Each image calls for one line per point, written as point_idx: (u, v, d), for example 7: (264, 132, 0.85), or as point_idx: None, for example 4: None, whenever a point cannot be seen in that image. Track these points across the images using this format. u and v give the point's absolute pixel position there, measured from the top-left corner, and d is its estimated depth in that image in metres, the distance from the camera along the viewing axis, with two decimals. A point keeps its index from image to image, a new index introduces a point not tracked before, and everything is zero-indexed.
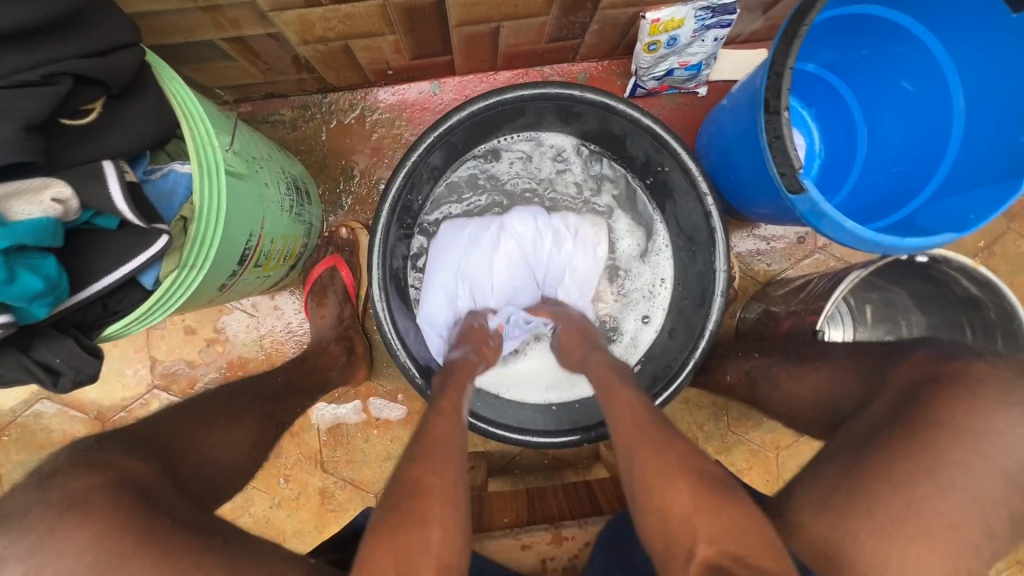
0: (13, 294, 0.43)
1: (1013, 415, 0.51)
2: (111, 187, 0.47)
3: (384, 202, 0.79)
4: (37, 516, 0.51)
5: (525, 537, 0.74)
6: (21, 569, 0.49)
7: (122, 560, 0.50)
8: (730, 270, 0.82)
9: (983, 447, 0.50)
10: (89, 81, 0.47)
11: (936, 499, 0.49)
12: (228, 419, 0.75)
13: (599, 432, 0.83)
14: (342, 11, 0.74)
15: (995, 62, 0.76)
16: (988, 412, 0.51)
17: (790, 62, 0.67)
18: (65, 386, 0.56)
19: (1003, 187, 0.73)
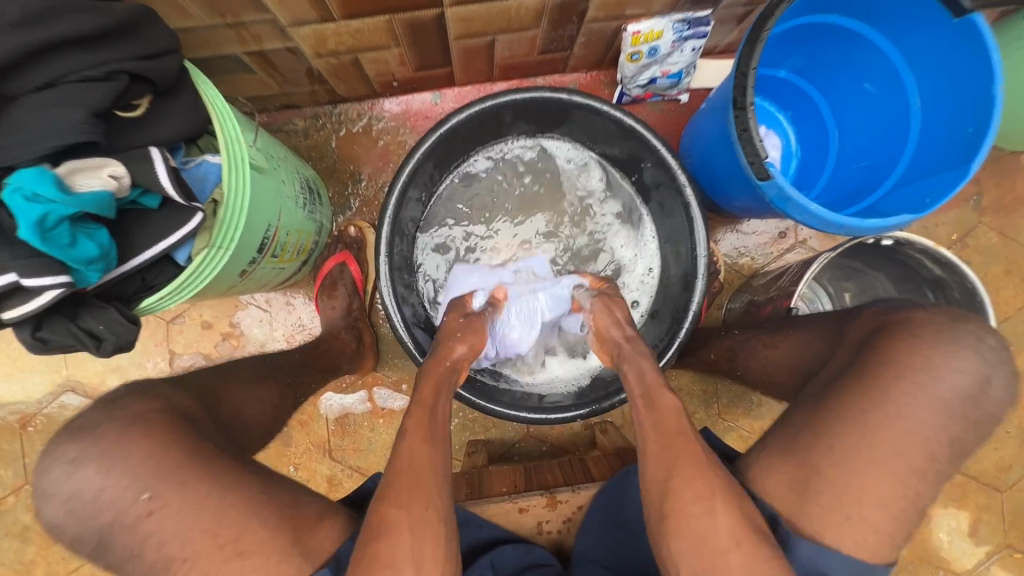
0: (73, 257, 0.50)
1: (951, 350, 0.57)
2: (156, 168, 0.55)
3: (389, 198, 0.86)
4: (102, 430, 0.58)
5: (521, 501, 0.80)
6: (92, 467, 0.56)
7: (171, 472, 0.56)
8: (710, 255, 0.88)
9: (921, 377, 0.55)
10: (139, 79, 0.55)
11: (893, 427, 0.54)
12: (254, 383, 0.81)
13: (594, 408, 0.86)
14: (352, 26, 0.82)
15: (944, 64, 0.83)
16: (927, 348, 0.57)
17: (753, 63, 0.75)
18: (106, 350, 0.62)
19: (955, 174, 0.80)
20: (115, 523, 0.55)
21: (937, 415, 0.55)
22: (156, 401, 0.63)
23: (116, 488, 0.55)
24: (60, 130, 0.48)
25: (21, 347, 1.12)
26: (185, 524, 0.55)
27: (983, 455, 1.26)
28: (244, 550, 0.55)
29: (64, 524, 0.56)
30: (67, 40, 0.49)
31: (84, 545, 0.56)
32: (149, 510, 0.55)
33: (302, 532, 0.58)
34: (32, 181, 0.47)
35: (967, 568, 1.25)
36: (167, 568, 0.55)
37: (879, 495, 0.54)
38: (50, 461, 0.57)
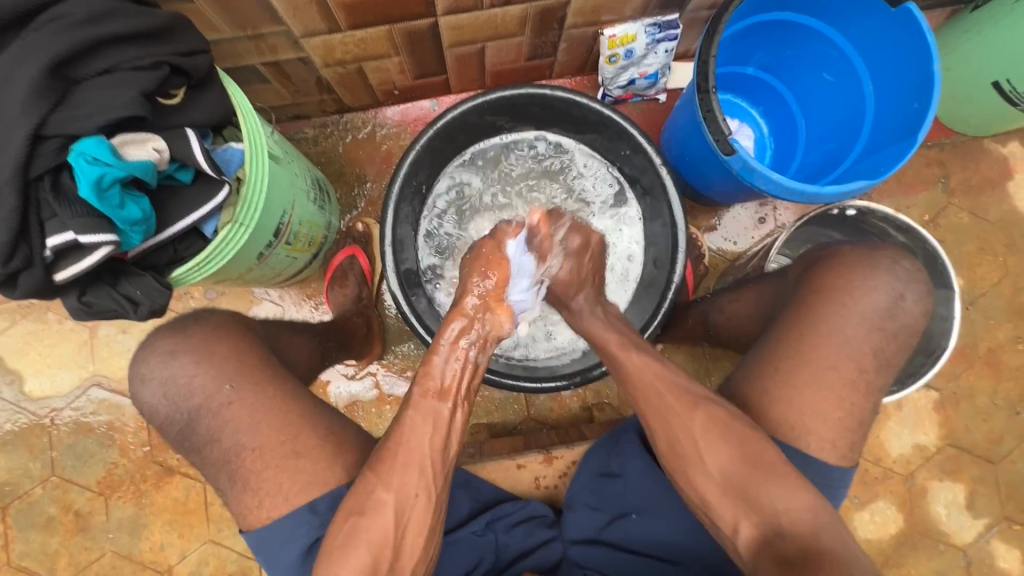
0: (121, 217, 0.60)
1: (868, 274, 0.73)
2: (191, 145, 0.65)
3: (392, 185, 0.93)
4: (194, 330, 0.75)
5: (519, 458, 0.89)
6: (188, 358, 0.72)
7: (249, 373, 0.73)
8: (688, 230, 0.94)
9: (844, 300, 0.72)
10: (177, 72, 0.65)
11: (821, 344, 0.71)
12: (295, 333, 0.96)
13: (580, 377, 0.89)
14: (357, 36, 0.93)
15: (893, 49, 0.92)
16: (849, 274, 0.73)
17: (713, 51, 0.85)
18: (143, 314, 0.70)
19: (905, 144, 0.88)
20: (202, 405, 0.71)
21: (861, 331, 0.71)
22: (231, 316, 0.80)
23: (206, 377, 0.72)
24: (114, 106, 0.59)
25: (50, 345, 1.20)
26: (255, 415, 0.71)
27: (976, 427, 1.27)
28: (299, 449, 0.70)
29: (159, 405, 0.72)
30: (120, 36, 0.60)
31: (173, 424, 0.72)
32: (230, 400, 0.71)
33: (343, 446, 0.73)
34: (93, 148, 0.58)
35: (967, 542, 1.25)
36: (238, 454, 0.70)
37: (819, 408, 0.70)
38: (148, 353, 0.73)
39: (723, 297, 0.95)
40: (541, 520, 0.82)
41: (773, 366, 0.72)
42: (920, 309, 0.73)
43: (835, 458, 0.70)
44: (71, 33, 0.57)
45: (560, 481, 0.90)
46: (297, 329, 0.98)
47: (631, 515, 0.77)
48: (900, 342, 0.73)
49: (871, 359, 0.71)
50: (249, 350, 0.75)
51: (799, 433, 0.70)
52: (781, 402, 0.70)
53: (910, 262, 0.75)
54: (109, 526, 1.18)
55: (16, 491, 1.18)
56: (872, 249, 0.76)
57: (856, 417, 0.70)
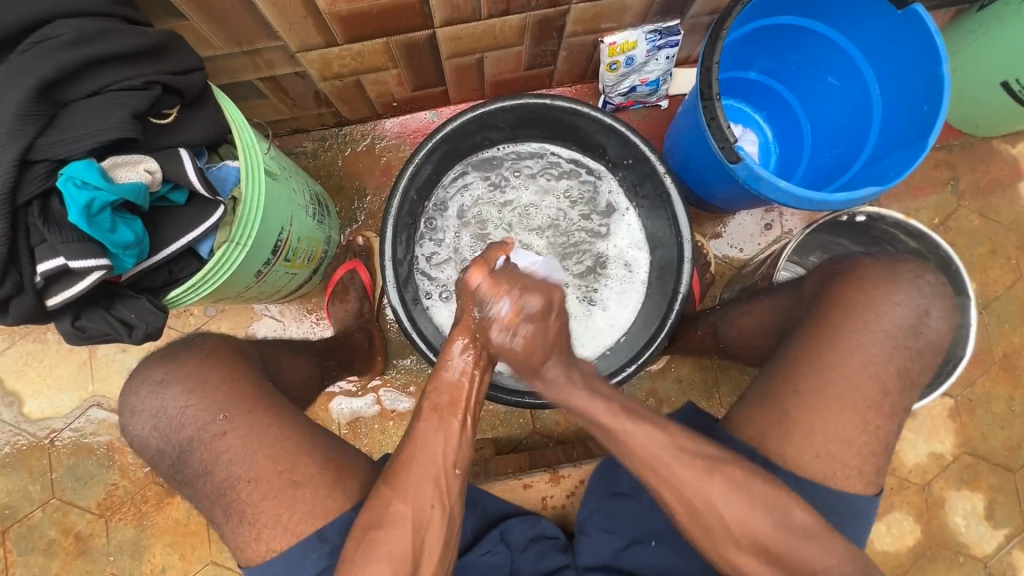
0: (112, 242, 0.59)
1: (892, 289, 0.71)
2: (185, 165, 0.64)
3: (391, 200, 0.91)
4: (183, 358, 0.73)
5: (526, 478, 0.88)
6: (177, 388, 0.70)
7: (243, 399, 0.71)
8: (694, 239, 0.92)
9: (867, 315, 0.70)
10: (170, 92, 0.64)
11: (843, 362, 0.69)
12: (293, 352, 0.95)
13: None
14: (354, 49, 0.92)
15: (900, 51, 0.90)
16: (871, 288, 0.71)
17: (716, 58, 0.83)
18: (138, 337, 0.68)
19: (915, 149, 0.86)
20: (196, 437, 0.69)
21: (884, 349, 0.69)
22: (222, 339, 0.78)
23: (196, 407, 0.70)
24: (106, 128, 0.57)
25: (49, 365, 1.19)
26: (250, 446, 0.69)
27: (993, 434, 1.24)
28: (298, 479, 0.69)
29: (149, 437, 0.70)
30: (111, 57, 0.59)
31: (165, 458, 0.71)
32: (224, 429, 0.69)
33: (344, 473, 0.71)
34: (82, 171, 0.56)
35: (987, 553, 1.22)
36: (233, 486, 0.68)
37: (842, 430, 0.67)
38: (138, 382, 0.72)
39: (733, 309, 0.93)
40: (553, 542, 0.79)
41: (791, 385, 0.70)
42: (945, 326, 0.71)
43: (856, 479, 0.68)
44: (60, 55, 0.56)
45: (568, 501, 0.88)
46: (295, 349, 0.96)
47: (648, 542, 0.76)
48: (924, 361, 0.70)
49: (895, 376, 0.69)
50: (244, 376, 0.73)
51: (822, 458, 0.67)
52: (802, 424, 0.68)
53: (933, 277, 0.72)
54: (109, 549, 1.16)
55: (16, 515, 1.17)
56: (893, 262, 0.74)
57: (881, 439, 0.68)
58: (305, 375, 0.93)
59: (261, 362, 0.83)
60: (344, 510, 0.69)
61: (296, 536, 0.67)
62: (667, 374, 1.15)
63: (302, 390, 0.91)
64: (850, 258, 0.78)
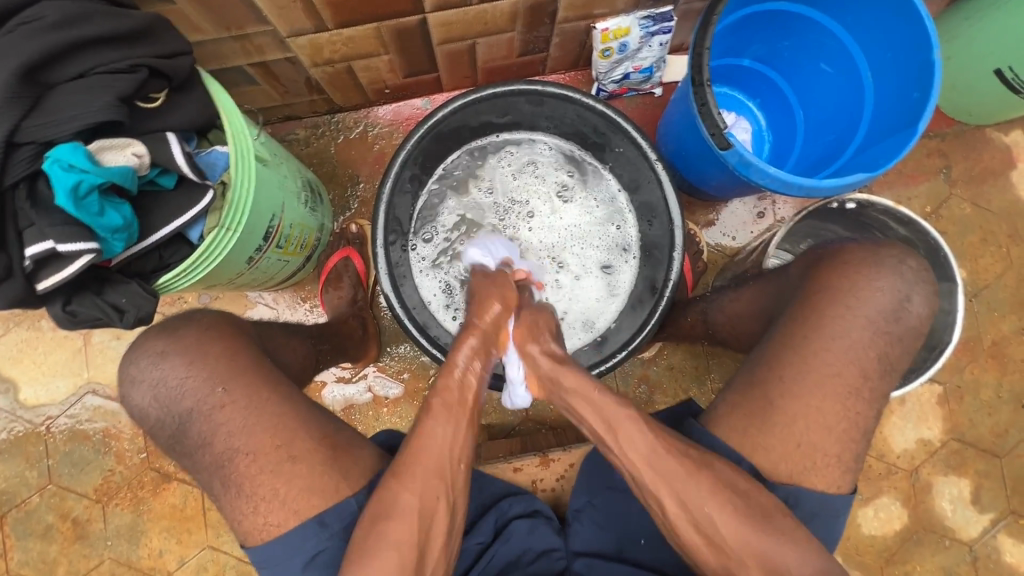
0: (101, 225, 0.59)
1: (874, 274, 0.71)
2: (172, 150, 0.65)
3: (383, 186, 0.91)
4: (184, 334, 0.73)
5: (516, 461, 0.89)
6: (178, 361, 0.71)
7: (241, 374, 0.71)
8: (685, 226, 0.92)
9: (850, 302, 0.70)
10: (157, 75, 0.64)
11: (827, 351, 0.69)
12: (286, 333, 0.94)
13: None
14: (345, 34, 0.91)
15: (890, 37, 0.91)
16: (854, 275, 0.72)
17: (707, 43, 0.83)
18: (129, 322, 0.69)
19: (903, 137, 0.86)
20: (195, 409, 0.70)
21: (865, 335, 0.70)
22: (222, 315, 0.79)
23: (197, 380, 0.70)
24: (90, 110, 0.57)
25: (44, 353, 1.19)
26: (251, 418, 0.69)
27: (980, 421, 1.25)
28: (295, 453, 0.69)
29: (149, 408, 0.71)
30: (95, 40, 0.58)
31: (164, 429, 0.71)
32: (222, 403, 0.70)
33: (340, 449, 0.71)
34: (68, 154, 0.56)
35: (973, 537, 1.24)
36: (232, 458, 0.69)
37: (824, 420, 0.68)
38: (139, 354, 0.72)
39: (720, 295, 0.93)
40: (548, 522, 0.80)
41: (775, 374, 0.70)
42: (925, 310, 0.71)
43: (838, 464, 0.69)
44: (45, 37, 0.56)
45: (559, 484, 0.89)
46: (290, 331, 0.96)
47: (638, 540, 0.77)
48: (904, 345, 0.71)
49: (875, 364, 0.69)
50: (243, 351, 0.74)
51: (803, 447, 0.68)
52: (784, 410, 0.69)
53: (915, 262, 0.73)
54: (107, 534, 1.18)
55: (14, 500, 1.18)
56: (876, 248, 0.74)
57: (860, 426, 0.69)
58: (301, 355, 0.93)
59: (259, 338, 0.83)
60: (342, 483, 0.69)
61: (295, 507, 0.67)
62: (658, 361, 1.17)
63: (298, 368, 0.91)
64: (836, 244, 0.78)
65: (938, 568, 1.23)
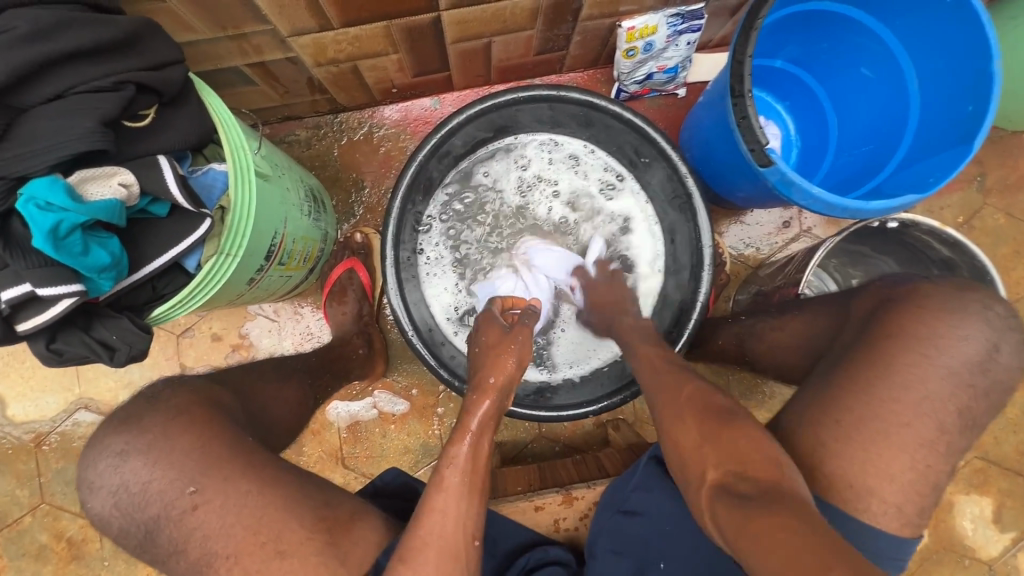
0: (86, 266, 0.53)
1: (956, 320, 0.65)
2: (164, 175, 0.58)
3: (394, 200, 0.85)
4: (148, 425, 0.67)
5: (538, 500, 0.84)
6: (139, 461, 0.65)
7: (217, 468, 0.65)
8: (715, 245, 0.87)
9: (928, 350, 0.64)
10: (146, 90, 0.57)
11: (897, 402, 0.63)
12: (280, 381, 0.89)
13: (605, 405, 0.88)
14: (351, 33, 0.84)
15: (942, 43, 0.84)
16: (936, 321, 0.65)
17: (749, 50, 0.76)
18: (120, 361, 0.63)
19: (956, 153, 0.81)
20: (161, 515, 0.64)
21: (946, 386, 0.63)
22: (194, 393, 0.72)
23: (162, 481, 0.64)
24: (69, 137, 0.50)
25: (32, 366, 1.13)
26: (227, 518, 0.63)
27: (1005, 439, 1.22)
28: (284, 549, 0.62)
29: (110, 516, 0.65)
30: (74, 54, 0.51)
31: (130, 537, 0.65)
32: (194, 504, 0.63)
33: (336, 532, 0.64)
34: (44, 190, 0.50)
35: (993, 556, 1.21)
36: (211, 563, 0.63)
37: (891, 472, 0.62)
38: (98, 454, 0.67)
39: (765, 324, 0.88)
40: (565, 568, 0.76)
41: (832, 420, 0.65)
42: (1016, 361, 0.65)
43: (903, 524, 0.63)
44: (14, 52, 0.48)
45: (581, 523, 0.85)
46: (284, 373, 0.91)
47: (658, 565, 0.72)
48: (992, 401, 0.65)
49: (956, 419, 0.63)
50: (216, 439, 0.67)
51: (866, 499, 0.62)
52: (844, 461, 0.63)
53: (1003, 308, 0.66)
54: (103, 554, 1.13)
55: (5, 520, 1.13)
56: (958, 290, 0.68)
57: (931, 480, 0.63)
58: (295, 405, 0.88)
59: (239, 406, 0.77)
60: (340, 568, 0.62)
61: None
62: None
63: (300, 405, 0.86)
64: (907, 283, 0.72)
65: None
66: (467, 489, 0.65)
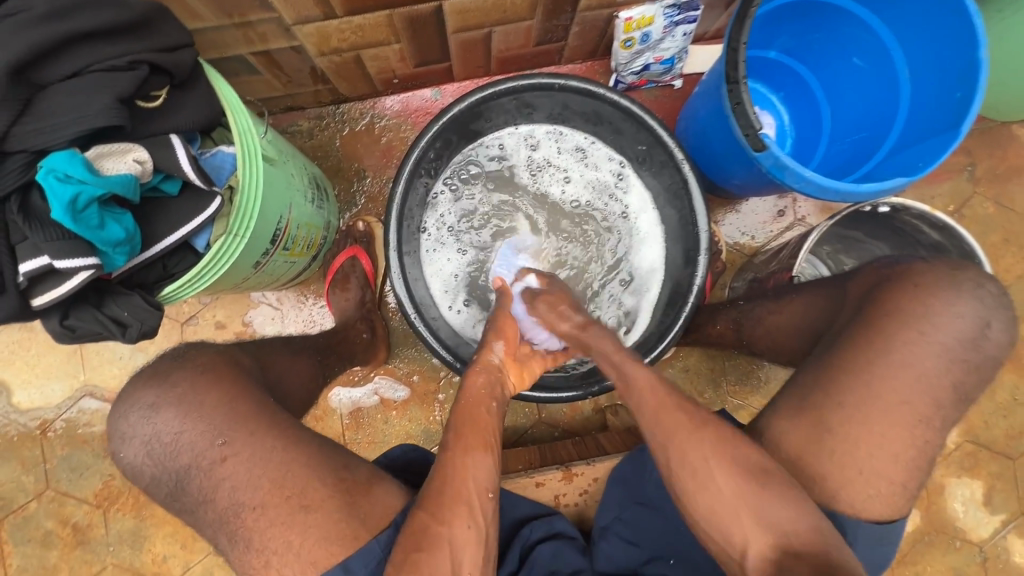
0: (101, 239, 0.54)
1: (952, 300, 0.67)
2: (176, 154, 0.59)
3: (395, 185, 0.86)
4: (178, 380, 0.69)
5: (538, 476, 0.87)
6: (170, 413, 0.67)
7: (244, 423, 0.67)
8: (710, 230, 0.89)
9: (924, 327, 0.66)
10: (159, 71, 0.59)
11: (895, 380, 0.65)
12: (292, 355, 0.91)
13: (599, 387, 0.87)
14: (355, 22, 0.85)
15: (931, 31, 0.86)
16: (929, 299, 0.67)
17: (744, 38, 0.78)
18: (132, 338, 0.64)
19: (945, 138, 0.83)
20: (192, 465, 0.66)
21: (940, 363, 0.65)
22: (219, 352, 0.75)
23: (192, 433, 0.66)
24: (87, 113, 0.53)
25: (38, 354, 1.15)
26: (255, 471, 0.65)
27: (995, 423, 1.24)
28: (307, 504, 0.64)
29: (142, 466, 0.67)
30: (90, 34, 0.53)
31: (160, 487, 0.67)
32: (223, 455, 0.65)
33: (356, 493, 0.66)
34: (63, 164, 0.52)
35: (983, 538, 1.24)
36: (237, 514, 0.64)
37: (888, 446, 0.64)
38: (129, 406, 0.69)
39: (763, 307, 0.91)
40: (571, 542, 0.78)
41: (833, 399, 0.67)
42: (1005, 337, 0.67)
43: (894, 494, 0.65)
44: (33, 30, 0.50)
45: (582, 499, 0.88)
46: (294, 349, 0.93)
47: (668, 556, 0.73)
48: (982, 376, 0.67)
49: (950, 393, 0.65)
50: (242, 395, 0.70)
51: (865, 471, 0.65)
52: (844, 437, 0.66)
53: (995, 286, 0.69)
54: (109, 539, 1.14)
55: (10, 506, 1.14)
56: (952, 270, 0.70)
57: (926, 453, 0.65)
58: (307, 380, 0.90)
59: (258, 371, 0.79)
60: (361, 529, 0.64)
61: (310, 559, 0.62)
62: (675, 364, 1.15)
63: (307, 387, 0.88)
64: (902, 263, 0.74)
65: (948, 568, 1.23)
66: (475, 451, 0.68)
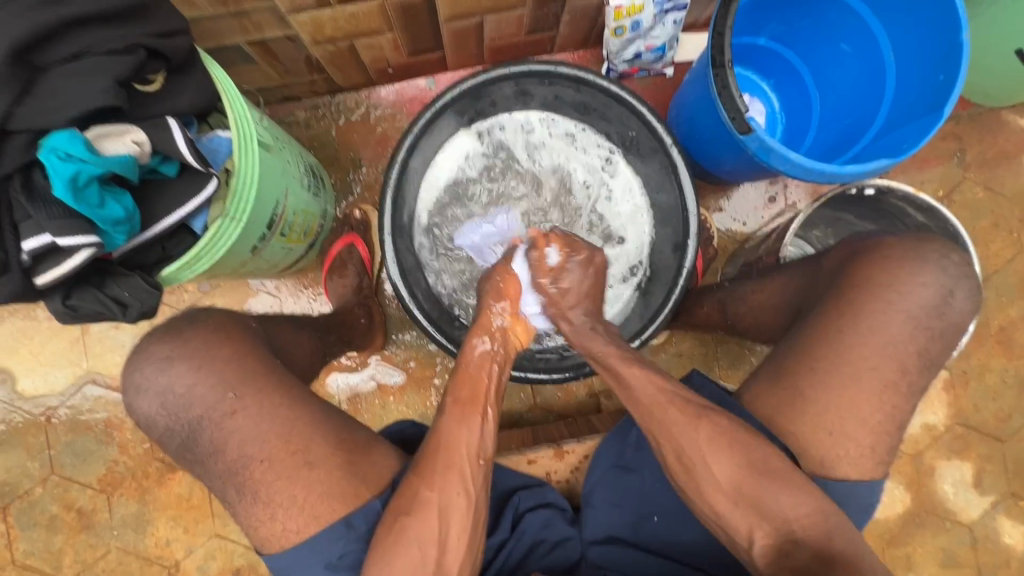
0: (101, 217, 0.57)
1: (916, 270, 0.70)
2: (174, 136, 0.61)
3: (390, 171, 0.88)
4: (189, 336, 0.70)
5: (531, 453, 0.89)
6: (184, 366, 0.68)
7: (253, 379, 0.69)
8: (700, 212, 0.90)
9: (890, 297, 0.69)
10: (155, 56, 0.60)
11: (863, 347, 0.68)
12: (296, 329, 0.93)
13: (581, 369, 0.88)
14: (348, 11, 0.87)
15: (916, 15, 0.88)
16: (897, 270, 0.70)
17: (729, 22, 0.79)
18: (133, 317, 0.66)
19: (928, 120, 0.84)
20: (205, 417, 0.67)
21: (904, 330, 0.69)
22: (228, 314, 0.76)
23: (205, 386, 0.68)
24: (89, 94, 0.55)
25: (41, 342, 1.17)
26: (264, 425, 0.67)
27: (984, 406, 1.26)
28: (313, 460, 0.67)
29: (157, 416, 0.68)
30: (88, 18, 0.55)
31: (174, 437, 0.69)
32: (234, 409, 0.67)
33: (356, 454, 0.70)
34: (64, 143, 0.54)
35: (973, 519, 1.25)
36: (246, 466, 0.67)
37: (858, 412, 0.68)
38: (144, 359, 0.69)
39: (744, 286, 0.92)
40: (561, 512, 0.80)
41: (806, 368, 0.70)
42: (967, 305, 0.71)
43: (868, 461, 0.68)
44: (34, 14, 0.52)
45: (573, 476, 0.89)
46: (298, 325, 0.94)
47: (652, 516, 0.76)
48: (945, 341, 0.70)
49: (915, 358, 0.69)
50: (251, 354, 0.71)
51: (835, 435, 0.68)
52: (820, 407, 0.68)
53: (959, 256, 0.72)
54: (113, 523, 1.17)
55: (16, 491, 1.16)
56: (917, 241, 0.73)
57: (893, 419, 0.68)
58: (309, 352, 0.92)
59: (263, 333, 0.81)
60: (358, 496, 0.68)
61: (315, 513, 0.66)
62: (666, 349, 1.16)
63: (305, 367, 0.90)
64: (871, 236, 0.76)
65: (938, 549, 1.25)
66: (468, 409, 0.71)
